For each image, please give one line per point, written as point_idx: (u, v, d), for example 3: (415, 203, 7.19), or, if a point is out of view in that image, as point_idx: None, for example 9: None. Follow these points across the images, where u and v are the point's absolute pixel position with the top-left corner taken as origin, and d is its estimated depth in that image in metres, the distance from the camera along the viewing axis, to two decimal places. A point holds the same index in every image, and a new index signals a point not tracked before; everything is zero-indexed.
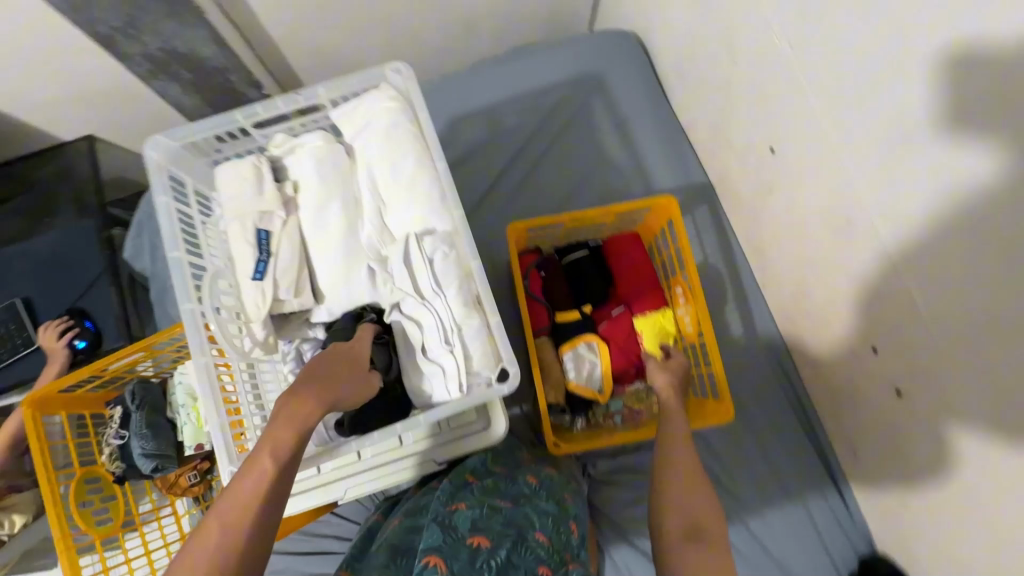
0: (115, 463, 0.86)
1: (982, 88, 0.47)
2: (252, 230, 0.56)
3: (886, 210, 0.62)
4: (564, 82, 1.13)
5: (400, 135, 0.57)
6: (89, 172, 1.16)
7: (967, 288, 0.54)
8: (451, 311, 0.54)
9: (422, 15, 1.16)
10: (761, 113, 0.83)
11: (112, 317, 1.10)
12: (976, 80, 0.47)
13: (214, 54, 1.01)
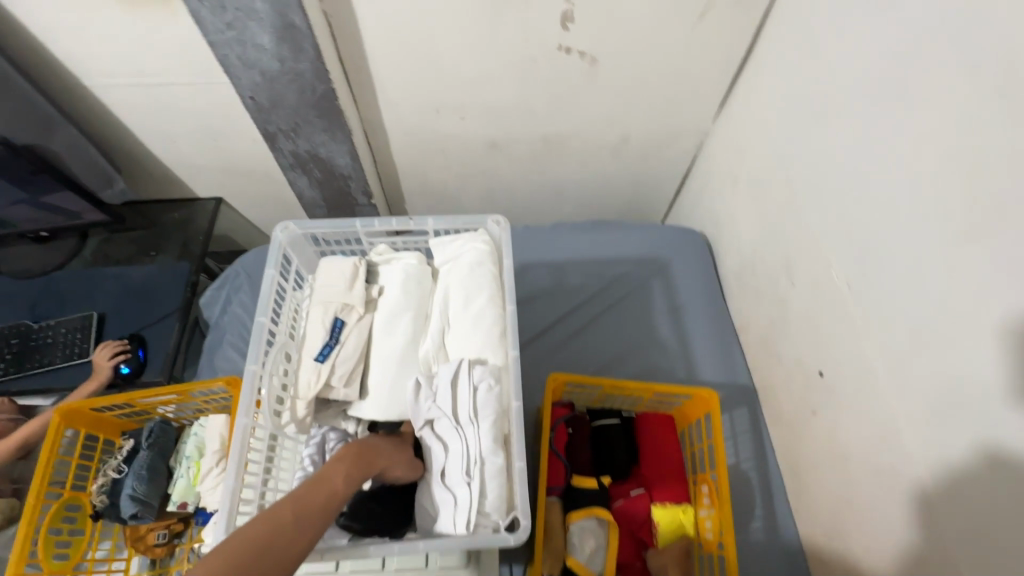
0: (100, 496, 0.84)
1: None
2: (331, 317, 0.61)
3: (980, 474, 0.58)
4: (630, 259, 1.24)
5: (483, 272, 0.63)
6: (206, 226, 1.32)
7: None
8: (477, 443, 0.55)
9: (523, 174, 1.35)
10: (814, 336, 0.87)
11: (162, 351, 1.16)
12: None
13: (345, 164, 1.18)
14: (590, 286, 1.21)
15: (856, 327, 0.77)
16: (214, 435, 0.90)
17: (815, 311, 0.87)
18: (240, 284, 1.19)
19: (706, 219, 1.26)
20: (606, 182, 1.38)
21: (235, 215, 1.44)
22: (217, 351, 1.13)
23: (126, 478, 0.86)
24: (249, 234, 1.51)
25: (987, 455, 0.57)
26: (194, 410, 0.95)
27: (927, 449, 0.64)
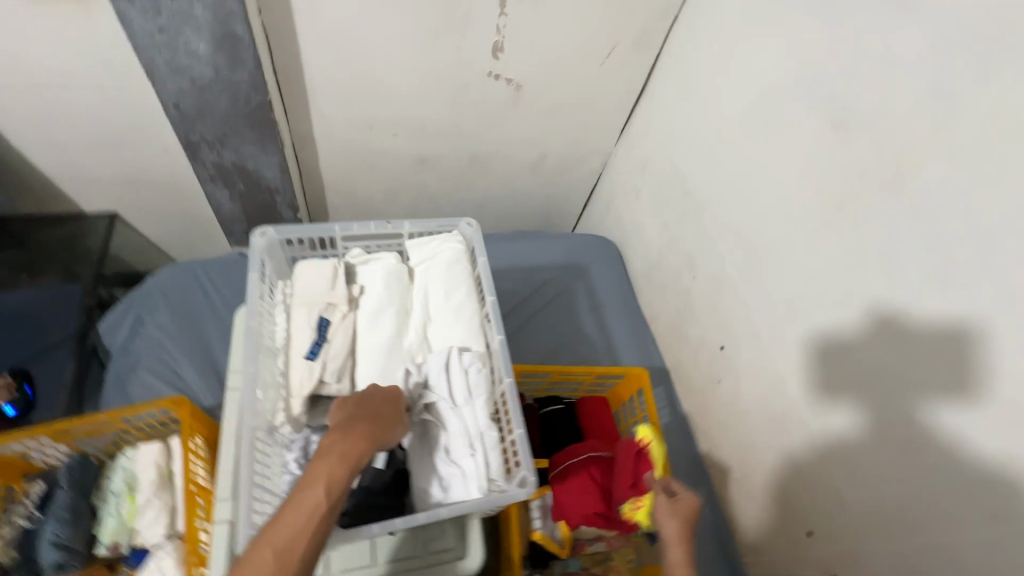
0: (9, 551, 0.75)
1: (905, 321, 0.67)
2: (316, 316, 0.64)
3: (835, 404, 0.78)
4: (554, 265, 1.37)
5: (459, 268, 0.70)
6: (100, 244, 1.20)
7: (905, 478, 0.68)
8: (476, 419, 0.61)
9: (449, 191, 1.42)
10: (714, 319, 1.06)
11: (57, 386, 1.02)
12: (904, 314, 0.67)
13: (274, 177, 1.15)
14: (520, 291, 1.32)
15: (747, 306, 0.96)
16: (148, 465, 0.83)
17: (715, 298, 1.06)
18: (155, 305, 1.10)
19: (616, 229, 1.43)
20: (526, 198, 1.50)
21: (132, 234, 1.31)
22: (130, 379, 1.03)
23: (43, 524, 0.76)
24: (148, 255, 1.38)
25: (841, 384, 0.77)
26: (117, 441, 0.87)
27: (806, 394, 0.83)
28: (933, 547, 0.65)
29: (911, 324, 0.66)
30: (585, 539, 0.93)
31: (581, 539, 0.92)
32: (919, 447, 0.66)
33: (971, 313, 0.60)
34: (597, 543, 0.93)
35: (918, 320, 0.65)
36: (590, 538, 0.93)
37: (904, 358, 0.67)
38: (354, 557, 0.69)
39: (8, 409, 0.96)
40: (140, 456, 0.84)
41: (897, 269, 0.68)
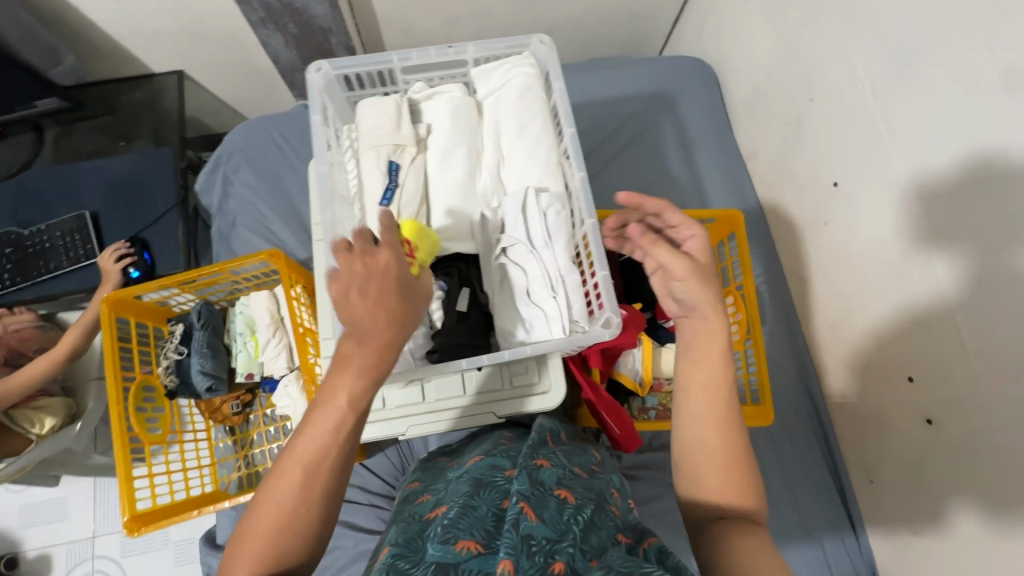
0: (170, 377, 0.88)
1: None
2: (386, 160, 0.60)
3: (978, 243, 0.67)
4: (638, 96, 1.20)
5: (532, 99, 0.62)
6: (176, 106, 1.21)
7: None
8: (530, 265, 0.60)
9: (515, 15, 1.23)
10: (831, 149, 0.90)
11: (172, 245, 1.12)
12: None
13: (323, 15, 1.05)
14: (599, 130, 1.19)
15: (878, 130, 0.80)
16: (261, 308, 0.92)
17: (835, 123, 0.88)
18: (238, 164, 1.13)
19: (712, 48, 1.20)
20: (604, 17, 1.27)
21: (202, 92, 1.30)
22: (232, 235, 1.11)
23: (190, 356, 0.89)
24: (222, 115, 1.39)
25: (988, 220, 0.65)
26: (229, 291, 0.97)
27: (941, 231, 0.71)
28: None
29: None
30: (663, 379, 0.96)
31: (660, 378, 0.96)
32: None
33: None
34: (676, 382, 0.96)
35: None
36: (670, 377, 0.96)
37: None
38: (446, 387, 0.75)
39: (133, 273, 1.07)
40: (253, 302, 0.93)
41: None
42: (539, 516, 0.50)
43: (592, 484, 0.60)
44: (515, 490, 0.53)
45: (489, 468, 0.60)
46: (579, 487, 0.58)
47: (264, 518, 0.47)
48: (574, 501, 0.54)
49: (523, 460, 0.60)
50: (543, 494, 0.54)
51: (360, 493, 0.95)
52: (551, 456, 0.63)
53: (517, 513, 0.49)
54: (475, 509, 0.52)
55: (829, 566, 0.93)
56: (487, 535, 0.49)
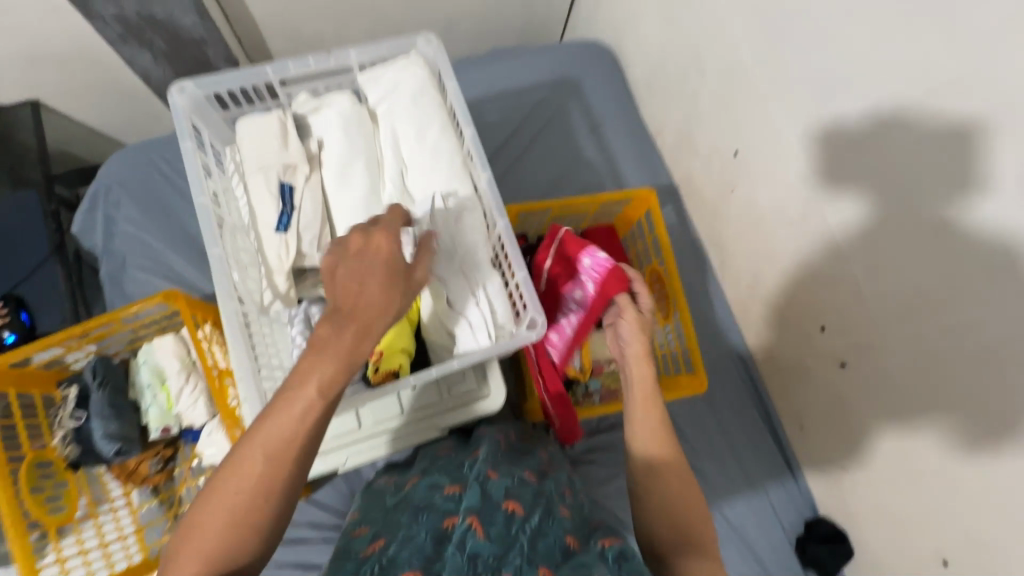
0: (69, 447, 0.79)
1: (952, 79, 0.57)
2: (276, 182, 0.56)
3: (858, 195, 0.72)
4: (543, 85, 1.20)
5: (427, 102, 0.60)
6: (35, 141, 1.07)
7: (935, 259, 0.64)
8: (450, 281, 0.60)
9: (408, 14, 1.19)
10: (726, 119, 0.94)
11: (51, 299, 0.99)
12: (947, 69, 0.57)
13: (193, 25, 0.96)
14: (509, 122, 1.18)
15: (764, 99, 0.84)
16: (169, 356, 0.84)
17: (727, 95, 0.92)
18: (119, 198, 1.01)
19: (607, 30, 1.22)
20: (498, 7, 1.25)
21: (64, 122, 1.16)
22: (124, 278, 1.00)
23: (90, 422, 0.80)
24: (93, 144, 1.24)
25: (863, 175, 0.70)
26: (130, 341, 0.87)
27: (827, 188, 0.76)
28: (957, 325, 0.64)
29: (960, 85, 0.56)
30: (602, 362, 0.99)
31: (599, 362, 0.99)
32: (965, 224, 0.59)
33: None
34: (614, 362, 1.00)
35: (975, 78, 0.55)
36: (607, 359, 0.99)
37: (950, 131, 0.58)
38: (383, 409, 0.72)
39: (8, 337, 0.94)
40: (158, 350, 0.85)
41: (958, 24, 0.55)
42: (486, 532, 0.49)
43: (542, 490, 0.59)
44: (462, 509, 0.52)
45: (429, 491, 0.57)
46: (529, 493, 0.56)
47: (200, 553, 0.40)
48: (524, 512, 0.53)
49: (470, 475, 0.58)
50: (490, 509, 0.52)
51: (309, 531, 0.89)
52: (499, 466, 0.61)
53: (463, 530, 0.49)
54: (412, 538, 0.49)
55: (774, 511, 0.99)
56: (427, 561, 0.46)
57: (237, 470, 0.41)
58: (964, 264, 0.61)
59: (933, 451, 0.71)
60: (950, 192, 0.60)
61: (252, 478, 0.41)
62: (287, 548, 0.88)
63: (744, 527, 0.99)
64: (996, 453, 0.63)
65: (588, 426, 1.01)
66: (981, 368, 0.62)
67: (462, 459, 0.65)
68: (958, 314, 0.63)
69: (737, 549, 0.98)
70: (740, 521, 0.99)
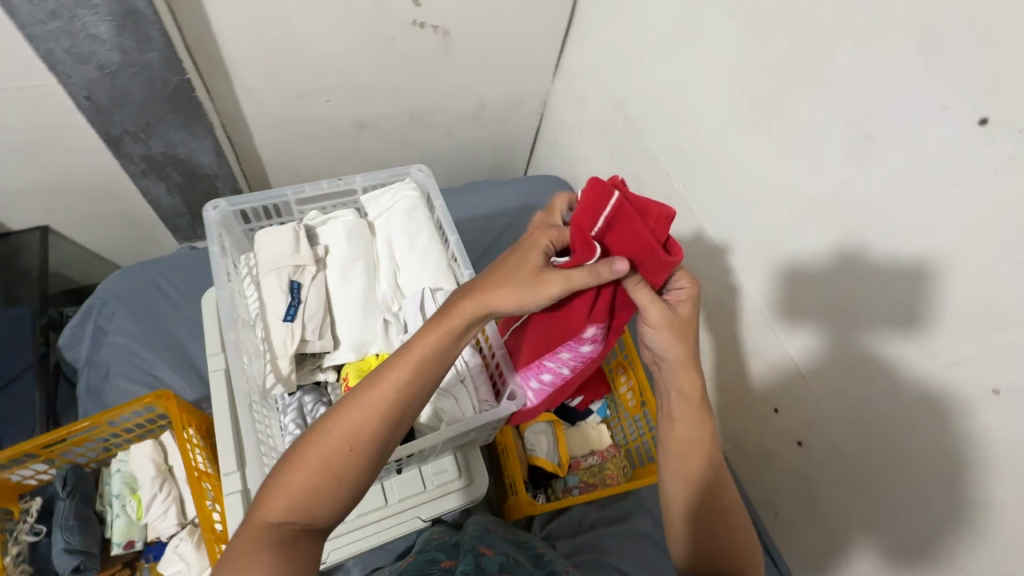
0: (20, 566, 0.75)
1: (825, 191, 0.72)
2: (287, 279, 0.65)
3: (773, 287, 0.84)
4: (511, 209, 1.39)
5: (418, 215, 0.72)
6: (39, 262, 1.14)
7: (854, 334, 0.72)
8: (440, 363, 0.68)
9: (395, 155, 1.40)
10: None
11: (25, 412, 1.00)
12: (820, 184, 0.73)
13: (209, 163, 1.12)
14: (482, 241, 1.34)
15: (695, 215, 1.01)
16: (144, 463, 0.83)
17: None
18: (113, 312, 1.07)
19: (563, 167, 1.45)
20: (471, 149, 1.49)
21: (70, 246, 1.25)
22: (106, 388, 1.01)
23: (52, 536, 0.78)
24: (92, 267, 1.32)
25: (772, 268, 0.84)
26: (105, 448, 0.87)
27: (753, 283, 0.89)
28: (882, 391, 0.70)
29: (831, 196, 0.72)
30: (579, 457, 1.03)
31: (575, 456, 1.03)
32: (870, 301, 0.69)
33: (888, 174, 0.64)
34: (591, 457, 1.04)
35: (842, 190, 0.70)
36: (583, 453, 1.03)
37: (835, 230, 0.72)
38: (366, 501, 0.72)
39: None
40: (134, 457, 0.84)
41: (820, 152, 0.71)
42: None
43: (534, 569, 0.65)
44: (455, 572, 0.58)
45: (425, 563, 0.63)
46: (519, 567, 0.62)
47: (288, 503, 0.45)
48: None
49: (469, 550, 0.65)
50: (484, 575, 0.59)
51: None
52: (494, 545, 0.68)
53: None
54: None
55: None
56: None
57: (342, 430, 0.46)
58: (875, 335, 0.70)
59: (890, 518, 0.75)
60: (845, 278, 0.72)
61: (348, 443, 0.46)
62: None
63: None
64: (938, 507, 0.68)
65: (570, 526, 1.02)
66: (914, 428, 0.68)
67: (456, 540, 0.72)
68: (884, 382, 0.70)
69: None
70: None
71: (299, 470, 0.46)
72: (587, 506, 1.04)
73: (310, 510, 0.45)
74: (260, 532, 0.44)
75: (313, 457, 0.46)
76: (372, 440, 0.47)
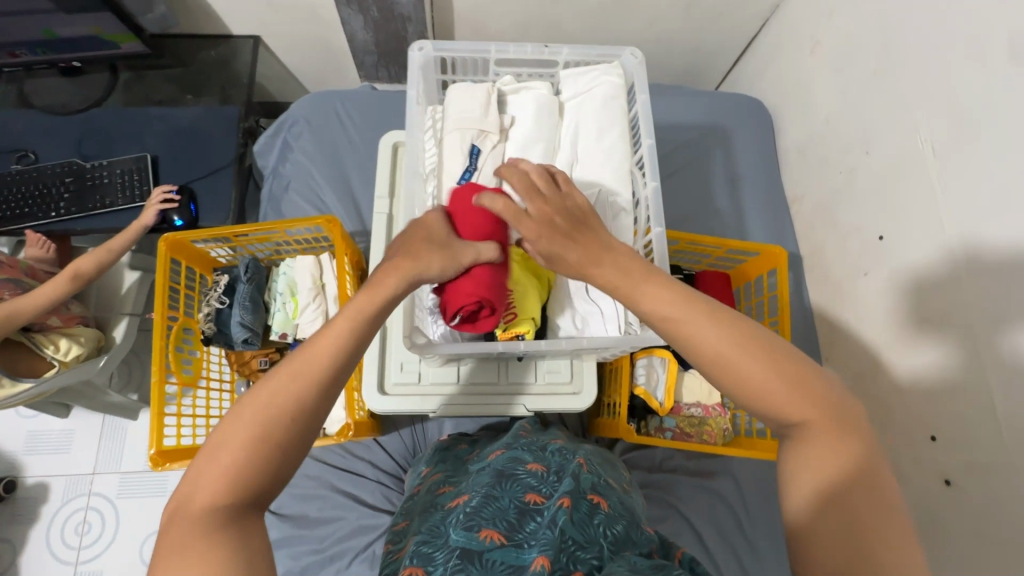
0: (208, 323, 0.90)
1: None
2: (469, 143, 0.63)
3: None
4: (694, 128, 1.24)
5: (617, 108, 0.65)
6: (248, 69, 1.25)
7: None
8: None
9: (585, 33, 1.28)
10: (881, 202, 0.93)
11: (217, 200, 1.16)
12: None
13: (407, 2, 1.09)
14: None
15: (933, 194, 0.82)
16: (305, 273, 0.95)
17: (890, 182, 0.91)
18: (299, 132, 1.17)
19: (772, 89, 1.23)
20: (671, 46, 1.30)
21: (274, 61, 1.35)
22: (284, 199, 1.14)
23: (232, 308, 0.91)
24: (287, 84, 1.43)
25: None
26: (272, 250, 1.00)
27: (985, 300, 0.74)
28: None
29: None
30: (682, 403, 0.98)
31: (680, 402, 0.98)
32: None
33: None
34: (694, 407, 0.98)
35: None
36: (689, 401, 0.98)
37: None
38: (481, 371, 0.76)
39: (177, 221, 1.11)
40: (298, 266, 0.96)
41: None
42: (574, 514, 0.47)
43: (625, 499, 0.56)
44: (554, 489, 0.51)
45: (512, 458, 0.57)
46: (611, 495, 0.55)
47: (212, 483, 0.40)
48: (608, 509, 0.51)
49: (563, 458, 0.57)
50: (579, 496, 0.51)
51: (369, 467, 0.98)
52: (588, 460, 0.60)
53: (553, 506, 0.48)
54: (497, 500, 0.49)
55: None
56: (511, 525, 0.46)
57: (282, 400, 0.43)
58: None
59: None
60: None
61: (293, 410, 0.43)
62: (344, 475, 0.97)
63: None
64: None
65: (650, 461, 1.02)
66: None
67: (541, 439, 0.64)
68: None
69: None
70: None
71: (227, 445, 0.41)
72: (672, 450, 1.03)
73: (257, 478, 0.41)
74: (200, 522, 0.39)
75: (248, 436, 0.42)
76: (315, 404, 0.44)
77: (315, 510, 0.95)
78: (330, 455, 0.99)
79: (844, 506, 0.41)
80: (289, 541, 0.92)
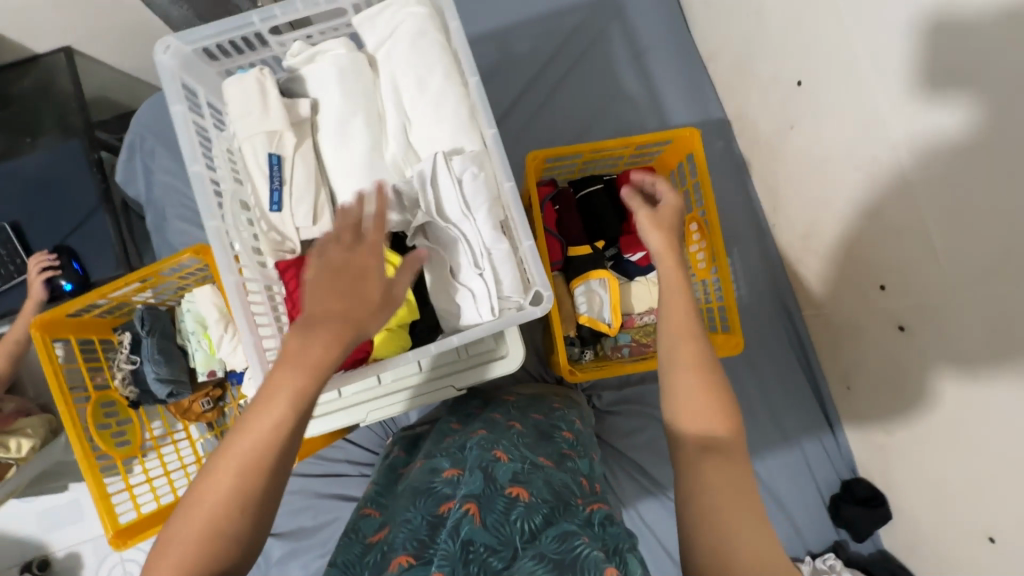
0: (128, 387, 0.87)
1: None
2: (266, 154, 0.64)
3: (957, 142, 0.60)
4: (584, 5, 1.08)
5: (433, 52, 0.66)
6: (73, 90, 1.08)
7: None
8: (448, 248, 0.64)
9: None
10: (794, 41, 0.81)
11: (101, 249, 1.07)
12: None
13: None
14: (542, 51, 1.08)
15: (845, 21, 0.71)
16: (208, 305, 0.87)
17: (800, 17, 0.79)
18: (151, 148, 1.03)
19: None
20: None
21: (101, 68, 1.17)
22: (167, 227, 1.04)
23: (143, 365, 0.87)
24: (133, 89, 1.26)
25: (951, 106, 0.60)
26: (175, 290, 0.93)
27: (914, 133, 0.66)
28: None
29: None
30: (634, 315, 0.96)
31: (631, 314, 0.96)
32: None
33: None
34: (648, 316, 0.96)
35: None
36: (640, 311, 0.96)
37: None
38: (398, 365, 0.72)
39: (66, 286, 1.04)
40: (199, 300, 0.87)
41: None
42: (485, 517, 0.46)
43: (555, 478, 0.54)
44: (463, 492, 0.49)
45: (429, 473, 0.56)
46: (536, 479, 0.52)
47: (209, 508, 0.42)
48: (529, 498, 0.49)
49: (481, 454, 0.55)
50: (494, 493, 0.49)
51: (347, 466, 0.99)
52: (512, 449, 0.57)
53: (461, 514, 0.46)
54: (410, 521, 0.48)
55: (809, 469, 0.98)
56: (421, 544, 0.45)
57: (265, 425, 0.43)
58: None
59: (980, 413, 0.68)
60: None
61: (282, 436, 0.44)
62: (327, 480, 0.98)
63: (775, 481, 0.99)
64: None
65: (617, 379, 1.00)
66: None
67: (467, 439, 0.63)
68: None
69: (770, 509, 0.97)
70: (770, 474, 0.99)
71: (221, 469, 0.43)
72: None
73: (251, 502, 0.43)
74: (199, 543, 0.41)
75: (241, 463, 0.43)
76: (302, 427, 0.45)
77: (310, 519, 0.97)
78: (307, 466, 0.99)
79: (732, 485, 0.45)
80: (295, 553, 0.95)
